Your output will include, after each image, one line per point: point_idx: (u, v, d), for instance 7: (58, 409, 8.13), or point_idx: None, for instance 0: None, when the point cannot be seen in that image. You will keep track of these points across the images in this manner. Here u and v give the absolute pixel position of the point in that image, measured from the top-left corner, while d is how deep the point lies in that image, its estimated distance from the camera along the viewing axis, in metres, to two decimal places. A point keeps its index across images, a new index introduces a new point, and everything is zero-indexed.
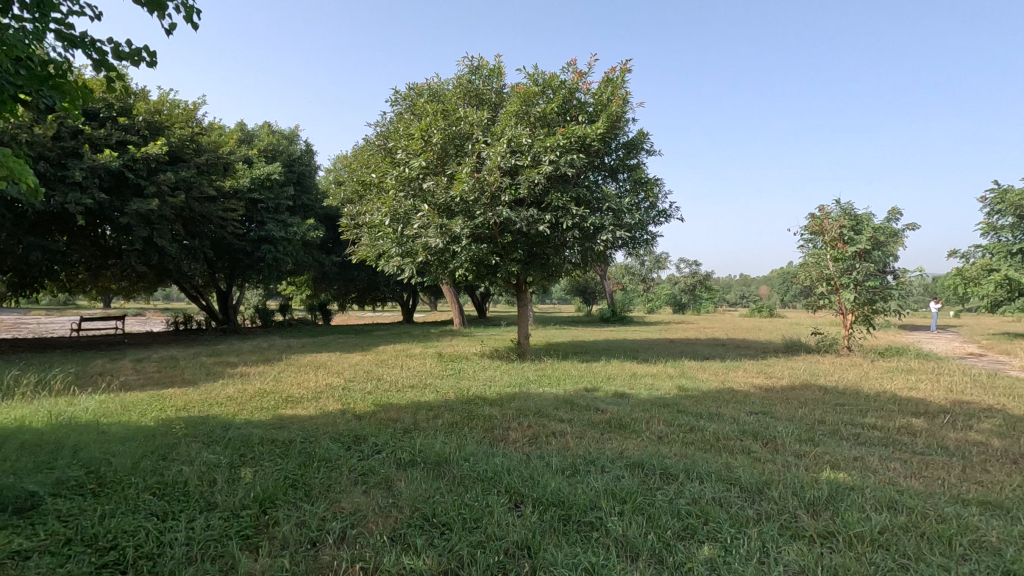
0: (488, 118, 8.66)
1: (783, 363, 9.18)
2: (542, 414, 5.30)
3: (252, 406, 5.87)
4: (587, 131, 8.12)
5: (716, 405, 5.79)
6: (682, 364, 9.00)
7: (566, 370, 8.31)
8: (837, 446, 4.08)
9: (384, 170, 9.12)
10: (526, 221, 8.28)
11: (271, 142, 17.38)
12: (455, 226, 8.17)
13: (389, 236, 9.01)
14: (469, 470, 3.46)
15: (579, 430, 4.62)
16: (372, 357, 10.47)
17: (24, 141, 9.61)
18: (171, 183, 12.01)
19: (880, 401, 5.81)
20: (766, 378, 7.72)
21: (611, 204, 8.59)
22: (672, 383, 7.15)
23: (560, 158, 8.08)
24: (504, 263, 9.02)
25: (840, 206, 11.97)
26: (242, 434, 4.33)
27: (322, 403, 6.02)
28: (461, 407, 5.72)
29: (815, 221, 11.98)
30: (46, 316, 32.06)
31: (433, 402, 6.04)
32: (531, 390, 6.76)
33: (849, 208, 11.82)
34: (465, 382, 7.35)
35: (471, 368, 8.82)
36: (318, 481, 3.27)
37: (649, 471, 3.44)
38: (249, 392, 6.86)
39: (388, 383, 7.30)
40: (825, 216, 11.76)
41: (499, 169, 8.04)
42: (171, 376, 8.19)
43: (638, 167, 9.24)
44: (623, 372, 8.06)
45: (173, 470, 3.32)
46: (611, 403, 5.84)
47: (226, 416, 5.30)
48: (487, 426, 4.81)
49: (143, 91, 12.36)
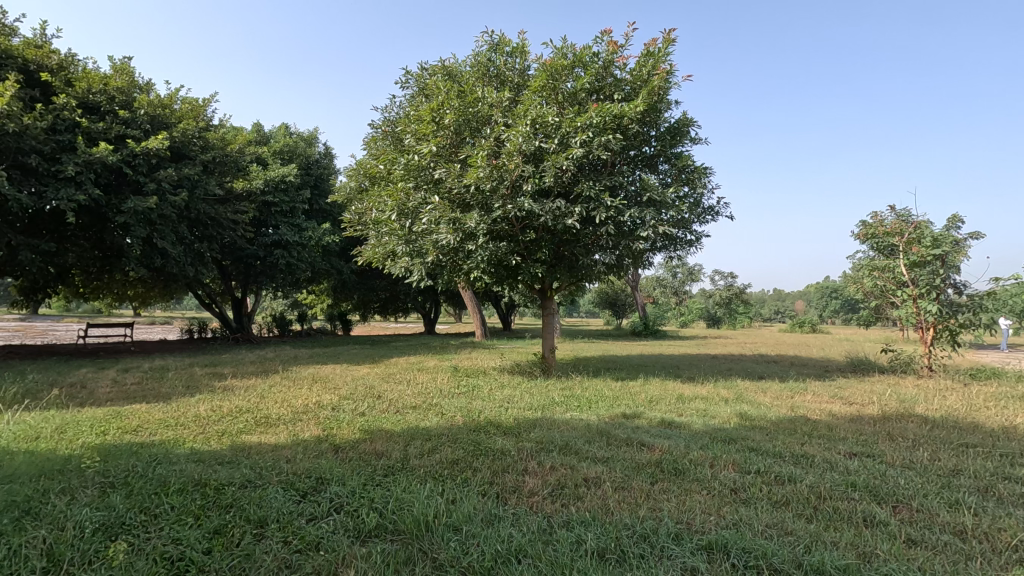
0: (509, 99, 7.58)
1: (858, 385, 7.69)
2: (570, 449, 4.09)
3: (214, 431, 4.80)
4: (624, 109, 6.94)
5: (795, 441, 4.44)
6: (736, 384, 7.61)
7: (598, 390, 7.04)
8: (1013, 518, 2.75)
9: (392, 159, 8.11)
10: (552, 215, 7.12)
11: (287, 144, 16.71)
12: (470, 220, 7.06)
13: (396, 233, 7.94)
14: (456, 552, 2.27)
15: (619, 479, 3.41)
16: (379, 371, 9.37)
17: (13, 132, 8.94)
18: (173, 180, 11.30)
19: (1020, 441, 4.37)
20: (845, 405, 6.30)
21: (652, 196, 7.35)
22: (730, 409, 5.82)
23: (593, 140, 6.91)
24: (527, 264, 7.87)
25: (896, 213, 10.59)
26: (166, 475, 3.22)
27: (298, 428, 4.90)
28: (468, 437, 4.54)
29: (867, 230, 10.70)
30: (73, 322, 32.31)
31: (435, 429, 4.87)
32: (556, 415, 5.51)
33: (907, 214, 10.41)
34: (476, 404, 6.15)
35: (487, 386, 7.62)
36: (224, 566, 2.14)
37: (739, 563, 2.19)
38: (222, 410, 5.82)
39: (387, 403, 6.16)
40: (878, 224, 10.44)
41: (520, 154, 6.94)
42: (148, 389, 7.24)
43: (682, 153, 7.97)
44: (667, 394, 6.73)
45: (18, 540, 2.24)
46: (658, 437, 4.54)
47: (171, 444, 4.24)
48: (496, 468, 3.60)
49: (147, 84, 11.71)
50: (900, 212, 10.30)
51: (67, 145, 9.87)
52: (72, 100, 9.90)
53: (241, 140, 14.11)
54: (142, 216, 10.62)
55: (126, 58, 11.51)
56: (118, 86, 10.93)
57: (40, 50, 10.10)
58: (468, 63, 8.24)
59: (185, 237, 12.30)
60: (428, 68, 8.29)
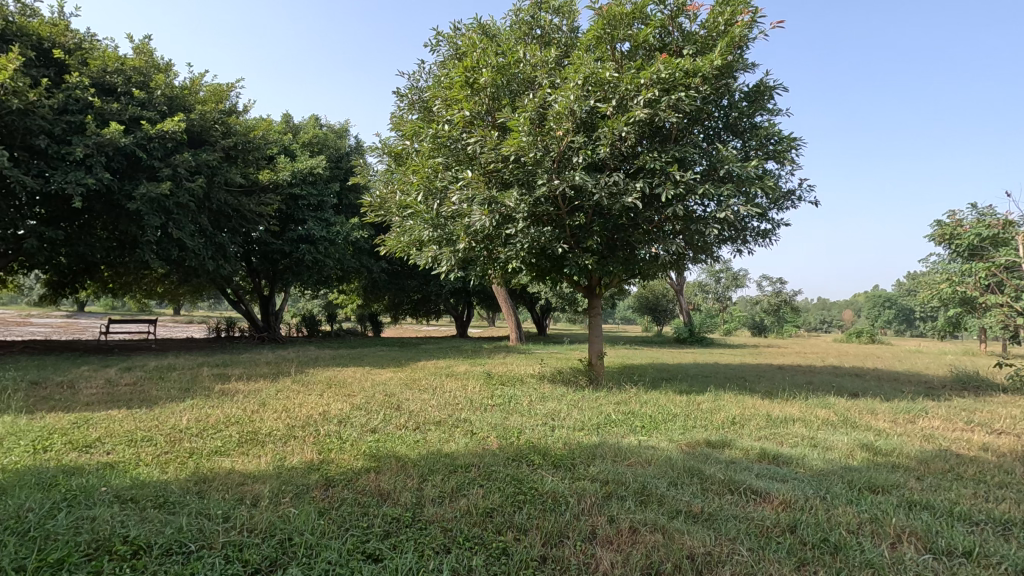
0: (556, 59, 6.42)
1: (991, 408, 6.14)
2: (652, 499, 2.86)
3: (183, 451, 3.76)
4: (698, 63, 5.68)
5: (976, 493, 3.09)
6: (832, 403, 6.19)
7: (662, 407, 5.75)
8: None
9: (419, 132, 7.06)
10: (607, 191, 5.91)
11: (316, 135, 15.98)
12: (509, 198, 5.91)
13: (422, 217, 6.83)
14: None
15: (744, 560, 2.18)
16: (403, 376, 8.32)
17: (19, 110, 8.30)
18: (191, 166, 10.59)
19: None
20: (992, 434, 4.83)
21: (730, 169, 6.01)
22: (847, 438, 4.45)
23: (660, 100, 5.63)
24: (574, 254, 6.67)
25: (982, 212, 9.53)
26: (57, 532, 2.18)
27: (289, 450, 3.81)
28: (507, 471, 3.35)
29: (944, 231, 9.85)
30: (102, 320, 32.50)
31: (462, 456, 3.68)
32: (618, 441, 4.26)
33: (992, 213, 9.34)
34: (515, 420, 4.98)
35: (527, 397, 6.46)
36: None
37: None
38: (209, 420, 4.80)
39: (407, 416, 5.06)
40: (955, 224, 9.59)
41: (570, 118, 5.77)
42: (138, 392, 6.31)
43: (761, 123, 6.61)
44: (753, 414, 5.40)
45: None
46: (771, 480, 3.25)
47: (116, 470, 3.21)
48: (549, 531, 2.43)
49: (167, 65, 11.04)
50: (983, 213, 9.36)
51: (78, 127, 9.24)
52: (84, 78, 9.31)
53: (265, 127, 13.38)
54: (157, 204, 9.92)
55: (146, 38, 10.87)
56: (135, 65, 10.32)
57: (55, 26, 9.51)
58: (508, 22, 7.11)
59: (204, 228, 11.62)
60: (462, 29, 7.18)
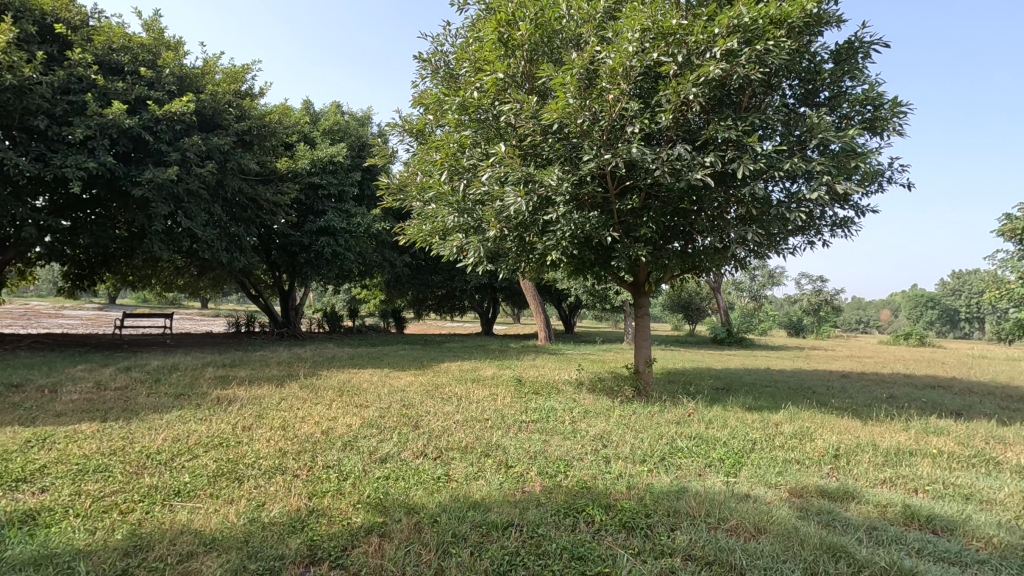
0: (607, 9, 5.39)
1: None
2: None
3: (136, 491, 2.88)
4: (788, 6, 4.59)
5: None
6: (942, 427, 5.05)
7: (737, 430, 4.69)
8: None
9: (444, 101, 6.12)
10: (668, 167, 4.87)
11: (336, 122, 15.23)
12: (549, 175, 4.92)
13: (446, 200, 5.90)
14: None
15: None
16: (424, 381, 7.40)
17: (15, 87, 7.67)
18: (201, 151, 9.90)
19: None
20: None
21: (823, 140, 4.91)
22: (1004, 486, 3.33)
23: (740, 52, 4.57)
24: (625, 246, 5.61)
25: None
26: None
27: (272, 493, 2.91)
28: (564, 540, 2.37)
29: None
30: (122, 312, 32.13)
31: (496, 508, 2.73)
32: (699, 485, 3.23)
33: None
34: (558, 447, 4.01)
35: (567, 411, 5.48)
36: None
37: None
38: (189, 441, 3.94)
39: (426, 439, 4.13)
40: None
41: (626, 78, 4.77)
42: (125, 398, 5.53)
43: (851, 89, 5.51)
44: (856, 443, 4.30)
45: None
46: (950, 567, 2.22)
47: (28, 529, 2.34)
48: None
49: (178, 43, 10.35)
50: None
51: (81, 107, 8.63)
52: (88, 55, 8.70)
53: (282, 111, 12.66)
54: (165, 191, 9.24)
55: (156, 14, 10.22)
56: (143, 43, 9.69)
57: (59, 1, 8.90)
58: None
59: (217, 218, 10.93)
60: None
